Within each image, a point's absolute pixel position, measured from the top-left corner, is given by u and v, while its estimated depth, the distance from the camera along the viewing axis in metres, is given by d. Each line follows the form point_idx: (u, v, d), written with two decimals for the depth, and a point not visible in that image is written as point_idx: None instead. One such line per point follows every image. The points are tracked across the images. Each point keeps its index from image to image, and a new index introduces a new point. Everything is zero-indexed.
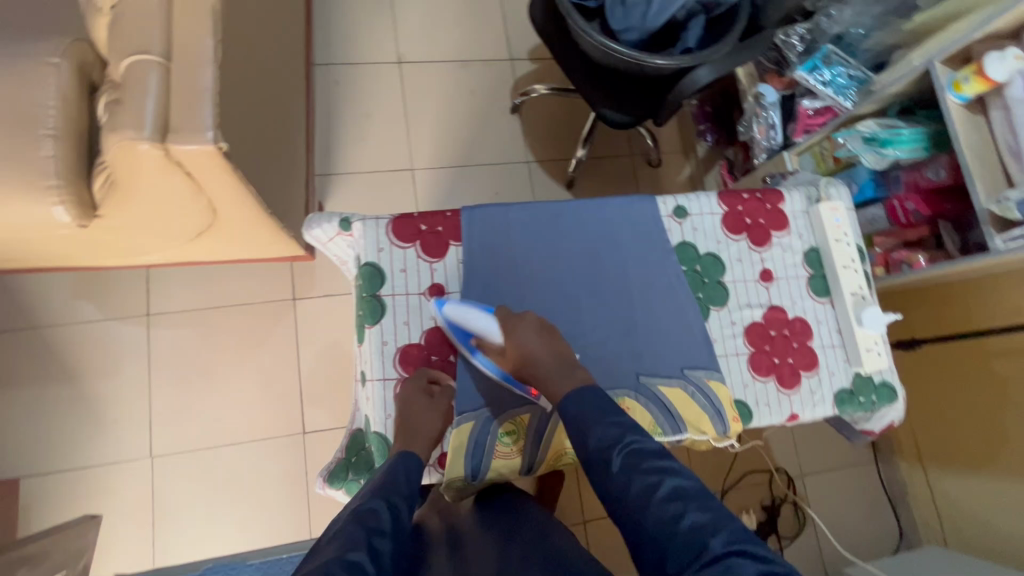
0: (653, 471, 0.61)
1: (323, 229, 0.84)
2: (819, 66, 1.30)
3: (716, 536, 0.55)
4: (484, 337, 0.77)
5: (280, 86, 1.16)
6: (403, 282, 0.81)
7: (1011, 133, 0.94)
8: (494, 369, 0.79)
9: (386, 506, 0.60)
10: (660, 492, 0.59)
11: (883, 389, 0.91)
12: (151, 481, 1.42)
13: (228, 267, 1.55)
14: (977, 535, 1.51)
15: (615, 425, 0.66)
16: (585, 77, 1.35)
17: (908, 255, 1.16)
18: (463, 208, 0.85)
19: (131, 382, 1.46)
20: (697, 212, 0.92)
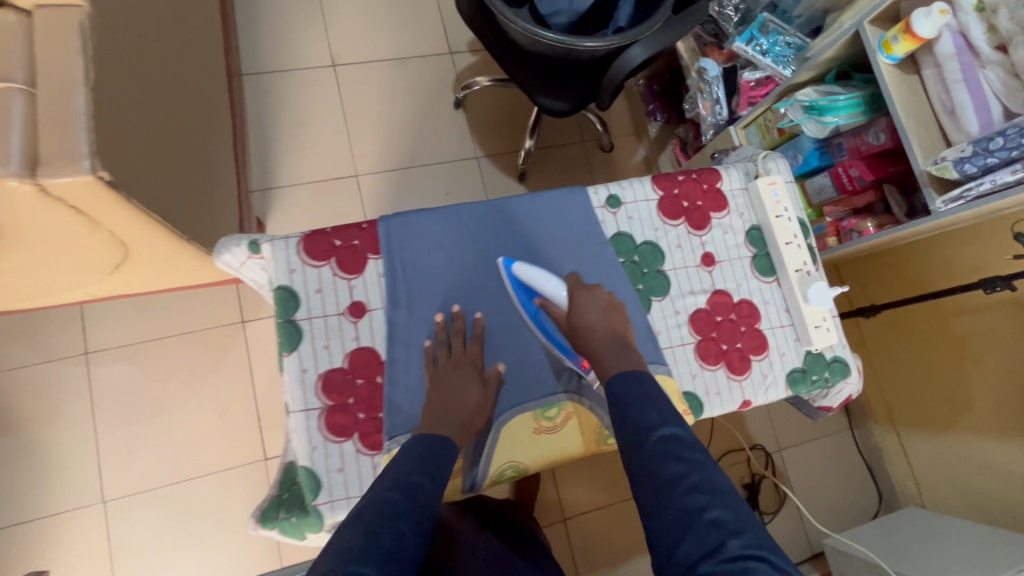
0: (681, 459, 0.58)
1: (233, 253, 0.78)
2: (756, 36, 1.27)
3: (736, 537, 0.51)
4: (548, 299, 0.76)
5: (193, 102, 1.09)
6: (319, 303, 0.75)
7: (944, 91, 0.91)
8: (550, 335, 0.78)
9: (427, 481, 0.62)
10: (686, 483, 0.56)
11: (835, 365, 0.89)
12: (107, 526, 1.35)
13: (169, 294, 1.47)
14: (951, 494, 1.52)
15: (656, 411, 0.63)
16: (520, 66, 1.30)
17: (857, 223, 1.15)
18: (379, 218, 0.80)
19: (75, 426, 1.39)
20: (631, 200, 0.88)
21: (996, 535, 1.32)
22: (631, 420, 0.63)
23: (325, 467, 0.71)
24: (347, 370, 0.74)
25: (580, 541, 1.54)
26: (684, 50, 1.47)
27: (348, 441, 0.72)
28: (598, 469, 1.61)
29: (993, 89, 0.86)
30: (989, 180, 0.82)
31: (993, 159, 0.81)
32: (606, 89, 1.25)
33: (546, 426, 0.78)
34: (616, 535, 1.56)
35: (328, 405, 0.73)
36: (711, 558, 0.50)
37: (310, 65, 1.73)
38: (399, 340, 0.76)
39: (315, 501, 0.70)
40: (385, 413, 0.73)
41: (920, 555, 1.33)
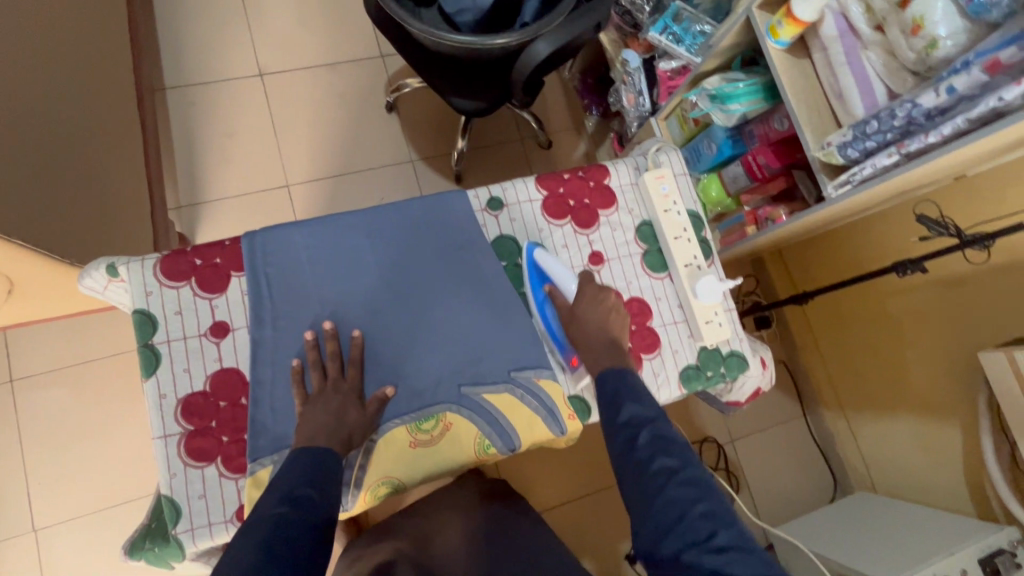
0: (672, 455, 0.60)
1: (94, 277, 0.76)
2: (669, 24, 1.24)
3: (723, 528, 0.54)
4: (556, 287, 0.81)
5: (74, 120, 1.06)
6: (179, 325, 0.73)
7: (832, 74, 0.89)
8: (549, 324, 0.82)
9: (310, 492, 0.60)
10: (675, 476, 0.58)
11: (732, 359, 0.87)
12: (39, 555, 1.33)
13: (95, 317, 1.45)
14: (899, 477, 1.51)
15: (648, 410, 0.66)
16: (431, 66, 1.27)
17: (771, 211, 1.13)
18: (243, 234, 0.78)
19: (2, 454, 1.36)
20: (514, 201, 0.86)
21: (933, 518, 1.30)
22: (627, 422, 0.66)
23: (185, 494, 0.69)
24: (209, 393, 0.72)
25: (570, 528, 1.54)
26: (607, 42, 1.45)
27: (209, 465, 0.70)
28: (547, 470, 1.58)
29: (876, 70, 0.84)
30: (869, 164, 0.80)
31: (871, 142, 0.80)
32: (516, 85, 1.23)
33: (422, 438, 0.76)
34: (566, 535, 1.53)
35: (188, 430, 0.71)
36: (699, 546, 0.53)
37: (235, 75, 1.70)
38: (263, 360, 0.74)
39: (175, 529, 0.68)
40: (248, 435, 0.71)
41: (854, 540, 1.32)
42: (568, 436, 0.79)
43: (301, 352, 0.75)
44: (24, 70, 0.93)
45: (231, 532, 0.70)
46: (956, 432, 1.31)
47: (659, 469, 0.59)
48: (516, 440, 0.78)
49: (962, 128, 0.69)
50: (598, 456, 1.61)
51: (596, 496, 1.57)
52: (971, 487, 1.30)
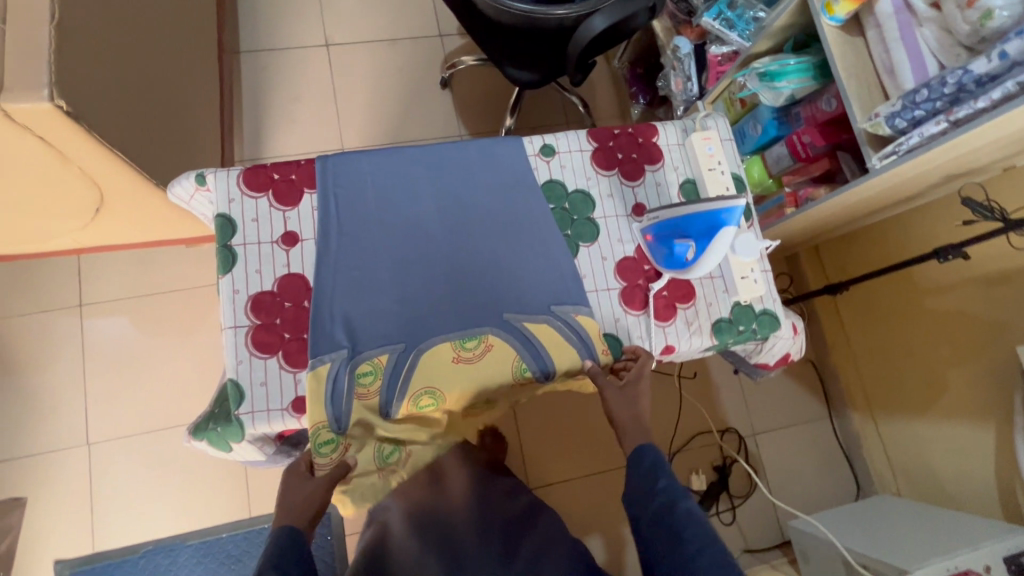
0: (667, 491, 0.75)
1: (182, 186, 0.84)
2: (723, 10, 1.27)
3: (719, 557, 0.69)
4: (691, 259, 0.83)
5: (169, 60, 1.16)
6: (254, 230, 0.80)
7: (885, 50, 0.92)
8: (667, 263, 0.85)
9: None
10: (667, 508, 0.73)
11: (765, 318, 0.90)
12: (89, 466, 1.43)
13: (160, 254, 1.56)
14: (927, 482, 1.48)
15: (653, 465, 0.77)
16: (491, 37, 1.34)
17: (812, 191, 1.15)
18: (317, 156, 0.85)
19: (67, 372, 1.48)
20: (565, 149, 0.91)
21: (959, 517, 1.29)
22: (636, 461, 0.78)
23: (249, 380, 0.76)
24: (276, 293, 0.79)
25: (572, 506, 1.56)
26: (660, 29, 1.50)
27: (272, 357, 0.77)
28: (568, 443, 1.60)
29: (929, 46, 0.87)
30: (917, 133, 0.82)
31: (920, 111, 0.82)
32: (571, 60, 1.29)
33: (465, 356, 0.80)
34: (582, 507, 1.55)
35: (255, 323, 0.78)
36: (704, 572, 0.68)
37: (304, 45, 1.81)
38: (326, 269, 0.80)
39: (238, 410, 0.75)
40: (308, 333, 0.78)
41: (873, 533, 1.31)
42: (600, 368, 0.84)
43: (355, 268, 0.81)
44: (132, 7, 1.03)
45: (287, 422, 0.76)
46: (990, 434, 1.29)
47: (661, 505, 0.74)
48: (552, 369, 0.82)
49: (1011, 92, 0.72)
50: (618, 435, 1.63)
51: (614, 473, 1.59)
52: (1003, 491, 1.28)
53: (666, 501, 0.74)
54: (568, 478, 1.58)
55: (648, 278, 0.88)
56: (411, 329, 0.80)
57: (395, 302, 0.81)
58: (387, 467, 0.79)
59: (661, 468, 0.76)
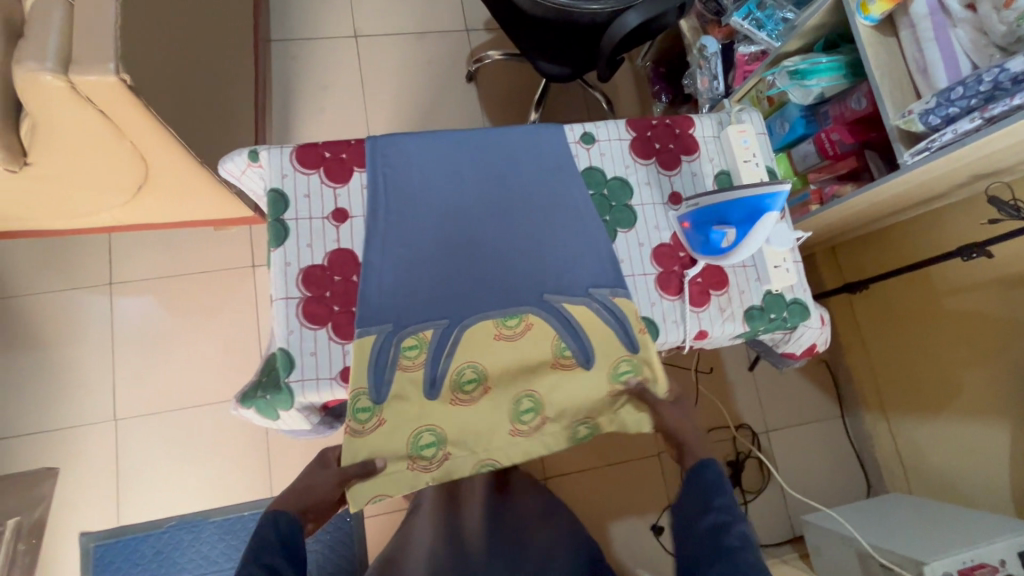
0: (721, 504, 0.77)
1: (234, 162, 0.87)
2: (752, 10, 1.30)
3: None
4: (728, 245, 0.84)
5: (214, 43, 1.19)
6: (306, 206, 0.83)
7: (918, 51, 0.94)
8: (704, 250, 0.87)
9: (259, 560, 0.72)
10: (721, 518, 0.75)
11: (795, 307, 0.92)
12: (116, 441, 1.46)
13: (189, 236, 1.58)
14: (939, 482, 1.50)
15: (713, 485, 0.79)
16: (524, 31, 1.37)
17: (839, 188, 1.17)
18: (367, 137, 0.88)
19: (96, 348, 1.50)
20: (605, 138, 0.94)
21: (972, 514, 1.31)
22: (697, 477, 0.81)
23: (299, 349, 0.79)
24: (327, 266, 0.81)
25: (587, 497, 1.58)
26: (687, 28, 1.52)
27: (321, 328, 0.80)
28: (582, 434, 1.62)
29: (963, 46, 0.89)
30: (950, 130, 0.85)
31: (954, 108, 0.84)
32: (602, 55, 1.31)
33: (506, 333, 0.83)
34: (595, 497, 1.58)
35: (306, 295, 0.80)
36: None
37: (334, 35, 1.84)
38: (374, 246, 0.83)
39: (288, 378, 0.78)
40: (357, 307, 0.80)
41: (887, 528, 1.33)
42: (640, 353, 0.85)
43: (404, 247, 0.84)
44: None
45: (334, 392, 0.79)
46: (1006, 435, 1.30)
47: (717, 524, 0.76)
48: (591, 350, 0.85)
49: None
50: None
51: (628, 464, 1.62)
52: (1016, 490, 1.30)
53: (722, 520, 0.76)
54: (584, 469, 1.60)
55: (683, 264, 0.91)
56: (458, 308, 0.83)
57: (442, 282, 0.83)
58: (421, 459, 0.80)
59: (721, 487, 0.78)
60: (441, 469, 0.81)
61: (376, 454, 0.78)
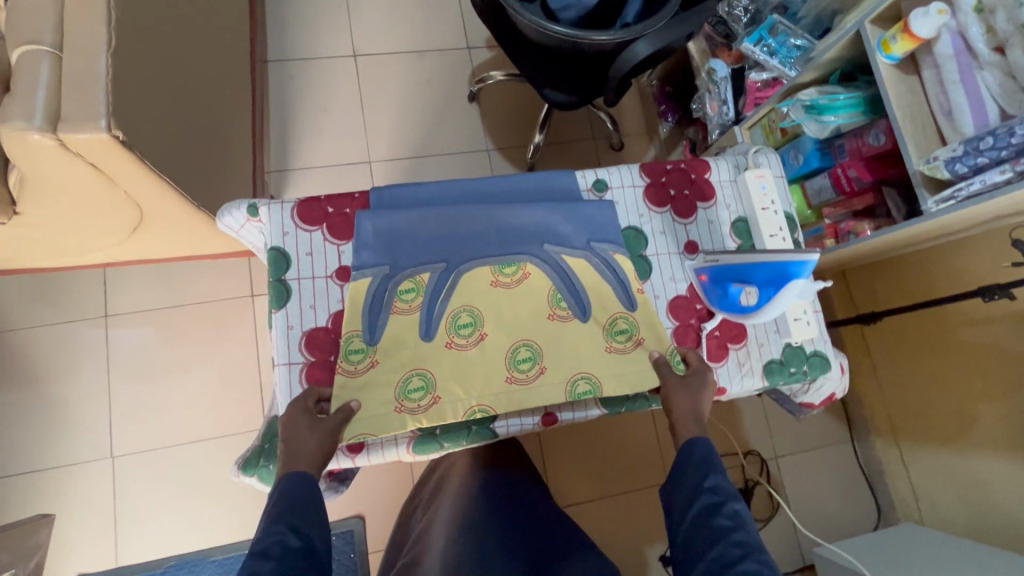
0: (729, 516, 0.66)
1: (233, 216, 0.83)
2: (764, 36, 1.25)
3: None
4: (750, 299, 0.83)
5: (215, 77, 1.15)
6: (309, 265, 0.80)
7: (943, 92, 0.91)
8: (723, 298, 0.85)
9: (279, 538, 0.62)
10: (722, 521, 0.65)
11: (815, 359, 0.89)
12: (113, 479, 1.42)
13: (185, 265, 1.54)
14: (953, 514, 1.47)
15: (701, 463, 0.72)
16: (528, 58, 1.33)
17: (854, 225, 1.14)
18: (371, 188, 0.84)
19: (91, 383, 1.47)
20: (618, 184, 0.91)
21: (989, 552, 1.28)
22: (685, 456, 0.73)
23: None
24: (331, 329, 0.78)
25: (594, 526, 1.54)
26: (695, 51, 1.48)
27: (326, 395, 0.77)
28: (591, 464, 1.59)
29: (991, 91, 0.85)
30: (979, 181, 0.81)
31: (983, 158, 0.81)
32: (611, 83, 1.27)
33: (503, 280, 0.82)
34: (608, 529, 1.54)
35: (309, 360, 0.77)
36: None
37: (333, 55, 1.80)
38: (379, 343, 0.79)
39: None
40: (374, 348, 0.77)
41: (906, 566, 1.30)
42: (637, 313, 0.84)
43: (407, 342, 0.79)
44: None
45: (340, 462, 0.77)
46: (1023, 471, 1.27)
47: (705, 504, 0.68)
48: (588, 305, 0.83)
49: None
50: (642, 456, 1.61)
51: (638, 492, 1.58)
52: None
53: (713, 500, 0.68)
54: (593, 498, 1.57)
55: (699, 317, 0.87)
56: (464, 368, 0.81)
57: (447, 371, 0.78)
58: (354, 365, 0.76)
59: (712, 462, 0.71)
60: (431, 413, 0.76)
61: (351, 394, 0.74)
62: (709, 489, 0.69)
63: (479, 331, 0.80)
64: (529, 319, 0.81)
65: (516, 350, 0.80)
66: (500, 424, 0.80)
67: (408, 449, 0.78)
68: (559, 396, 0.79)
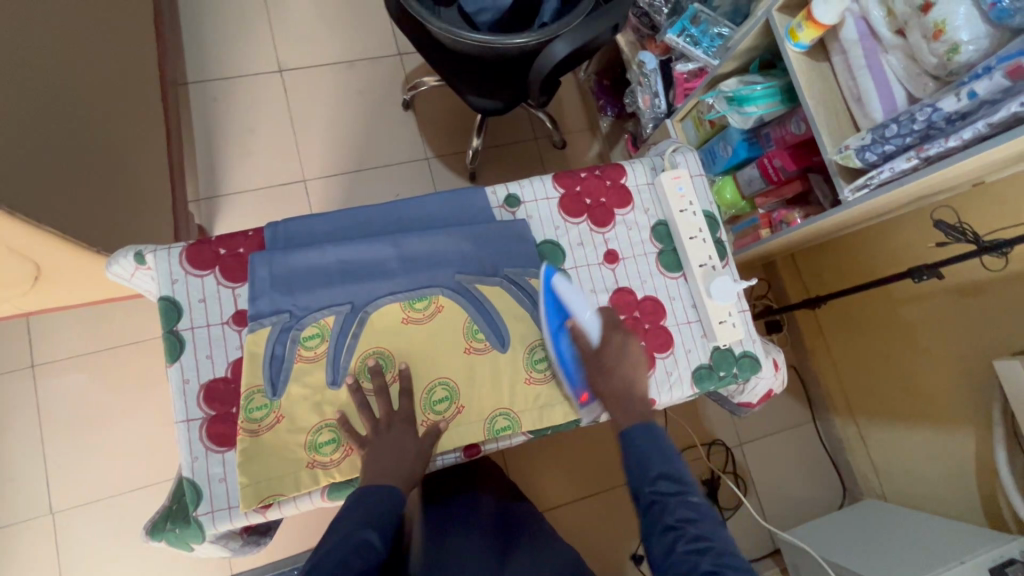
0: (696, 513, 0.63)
1: (121, 265, 0.78)
2: (686, 26, 1.23)
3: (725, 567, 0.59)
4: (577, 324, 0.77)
5: (101, 109, 1.08)
6: (203, 312, 0.75)
7: (852, 78, 0.89)
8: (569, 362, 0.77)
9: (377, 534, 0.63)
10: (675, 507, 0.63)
11: (745, 360, 0.87)
12: (56, 535, 1.36)
13: (116, 305, 1.48)
14: (910, 487, 1.48)
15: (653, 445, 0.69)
16: (448, 64, 1.29)
17: (786, 214, 1.13)
18: (266, 225, 0.80)
19: (22, 437, 1.39)
20: (531, 198, 0.88)
21: (944, 524, 1.29)
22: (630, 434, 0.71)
23: (207, 478, 0.71)
24: (231, 379, 0.74)
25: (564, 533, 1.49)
26: (624, 44, 1.45)
27: (229, 450, 0.72)
28: (568, 462, 1.54)
29: (896, 74, 0.84)
30: (888, 168, 0.81)
31: (890, 146, 0.80)
32: (534, 86, 1.24)
33: (414, 317, 0.78)
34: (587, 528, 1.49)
35: (209, 415, 0.73)
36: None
37: (257, 72, 1.73)
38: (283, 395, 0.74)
39: (197, 511, 0.70)
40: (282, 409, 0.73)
41: (857, 543, 1.33)
42: None
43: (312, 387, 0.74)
44: (56, 64, 0.95)
45: (251, 519, 0.71)
46: (971, 442, 1.29)
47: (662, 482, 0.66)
48: (506, 334, 0.80)
49: (983, 132, 0.69)
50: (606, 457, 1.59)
51: (608, 492, 1.54)
52: (985, 499, 1.28)
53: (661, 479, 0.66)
54: (561, 504, 1.51)
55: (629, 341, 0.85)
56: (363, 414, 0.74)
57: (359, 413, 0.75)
58: (251, 423, 0.72)
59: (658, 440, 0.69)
60: (345, 466, 0.73)
61: (257, 447, 0.71)
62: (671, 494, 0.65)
63: (392, 373, 0.77)
64: (445, 353, 0.78)
65: (431, 389, 0.77)
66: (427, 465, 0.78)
67: (323, 497, 0.74)
68: (479, 434, 0.77)
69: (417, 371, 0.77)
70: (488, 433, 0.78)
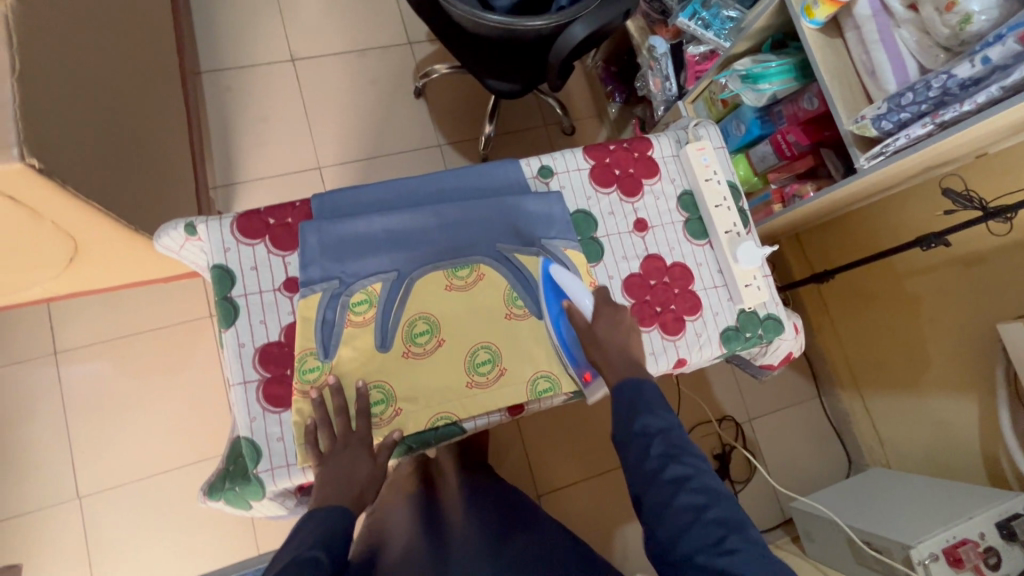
0: (699, 492, 0.63)
1: (171, 237, 0.80)
2: (697, 9, 1.25)
3: (733, 534, 0.60)
4: (573, 304, 0.80)
5: (132, 94, 1.10)
6: (255, 280, 0.78)
7: (865, 52, 0.94)
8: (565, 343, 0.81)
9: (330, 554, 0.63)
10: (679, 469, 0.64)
11: (769, 323, 0.91)
12: (84, 519, 1.37)
13: (137, 292, 1.49)
14: (915, 455, 1.54)
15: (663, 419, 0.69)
16: (467, 49, 1.32)
17: (799, 188, 1.17)
18: (312, 196, 0.83)
19: (48, 423, 1.40)
20: (563, 169, 0.92)
21: (952, 486, 1.35)
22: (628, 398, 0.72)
23: (265, 436, 0.74)
24: (285, 343, 0.77)
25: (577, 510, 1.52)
26: (635, 29, 1.49)
27: (285, 411, 0.75)
28: (575, 445, 1.57)
29: (909, 47, 0.89)
30: (903, 135, 0.85)
31: (906, 113, 0.84)
32: (552, 68, 1.26)
33: (458, 284, 0.81)
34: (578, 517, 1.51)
35: (265, 376, 0.76)
36: (710, 551, 0.59)
37: (270, 61, 1.74)
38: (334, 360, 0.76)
39: (257, 468, 0.73)
40: (332, 372, 0.75)
41: (865, 509, 1.37)
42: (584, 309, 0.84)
43: (361, 352, 0.77)
44: (94, 47, 0.97)
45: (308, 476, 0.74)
46: (974, 406, 1.34)
47: (668, 446, 0.66)
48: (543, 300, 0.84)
49: (996, 96, 0.74)
50: None
51: None
52: (989, 460, 1.34)
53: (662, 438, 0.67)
54: (578, 481, 1.55)
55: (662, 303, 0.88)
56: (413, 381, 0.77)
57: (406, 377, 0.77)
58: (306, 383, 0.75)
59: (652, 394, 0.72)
60: (392, 426, 0.76)
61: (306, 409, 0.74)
62: (669, 476, 0.64)
63: (436, 338, 0.79)
64: (488, 317, 0.81)
65: (474, 353, 0.80)
66: (471, 422, 0.80)
67: None
68: (521, 396, 0.80)
69: (460, 335, 0.80)
70: (529, 394, 0.80)
